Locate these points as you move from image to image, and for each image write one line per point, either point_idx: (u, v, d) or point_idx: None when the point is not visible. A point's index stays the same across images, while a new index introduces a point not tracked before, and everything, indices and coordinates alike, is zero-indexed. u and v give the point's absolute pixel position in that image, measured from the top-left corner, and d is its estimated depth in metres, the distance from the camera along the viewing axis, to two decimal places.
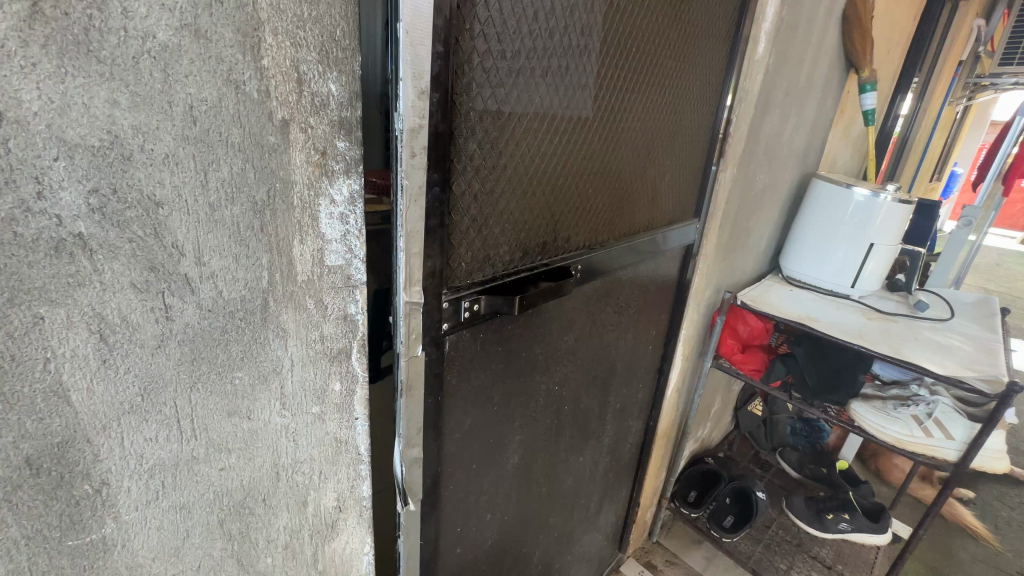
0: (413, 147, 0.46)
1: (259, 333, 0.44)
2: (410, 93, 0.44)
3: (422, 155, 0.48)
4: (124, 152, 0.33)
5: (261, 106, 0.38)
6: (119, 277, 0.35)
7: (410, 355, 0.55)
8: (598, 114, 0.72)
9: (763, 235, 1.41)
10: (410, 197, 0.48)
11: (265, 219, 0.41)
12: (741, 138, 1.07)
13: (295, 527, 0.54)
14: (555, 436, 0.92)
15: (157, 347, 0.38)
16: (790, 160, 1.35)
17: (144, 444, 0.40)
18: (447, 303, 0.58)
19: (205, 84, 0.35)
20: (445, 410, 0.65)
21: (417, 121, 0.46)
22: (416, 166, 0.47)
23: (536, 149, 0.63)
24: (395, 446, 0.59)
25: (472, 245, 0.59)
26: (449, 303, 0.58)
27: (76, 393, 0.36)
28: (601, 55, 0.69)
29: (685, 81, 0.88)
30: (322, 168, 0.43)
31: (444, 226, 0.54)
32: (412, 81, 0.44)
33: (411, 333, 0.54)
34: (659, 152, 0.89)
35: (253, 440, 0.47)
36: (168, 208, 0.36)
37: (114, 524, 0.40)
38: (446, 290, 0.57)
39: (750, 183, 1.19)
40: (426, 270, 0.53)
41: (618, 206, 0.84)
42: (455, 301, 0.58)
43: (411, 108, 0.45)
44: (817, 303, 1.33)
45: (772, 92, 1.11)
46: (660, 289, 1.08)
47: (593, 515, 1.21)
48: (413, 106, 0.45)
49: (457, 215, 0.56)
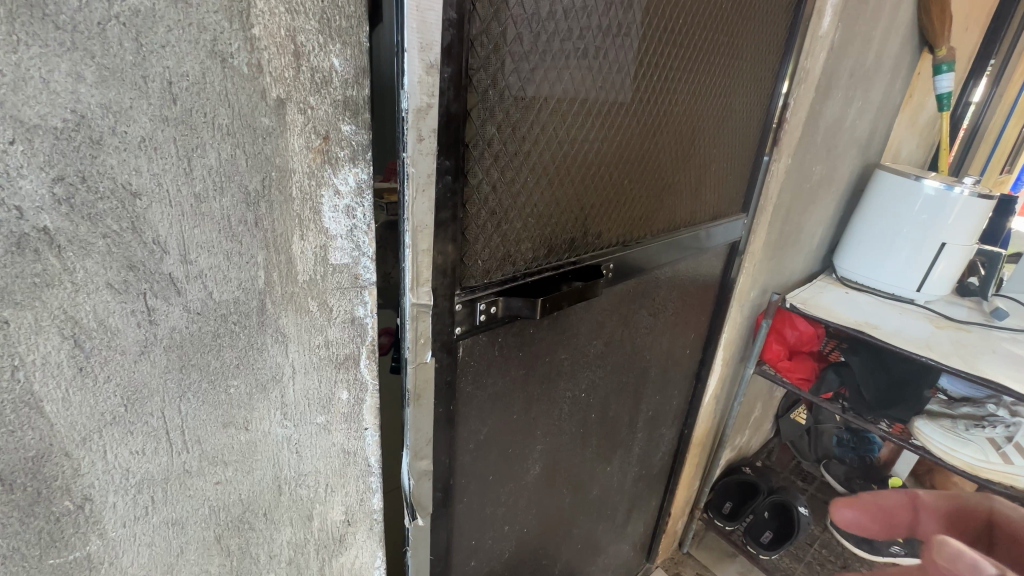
0: (421, 129, 0.41)
1: (256, 337, 0.40)
2: (417, 67, 0.39)
3: (433, 139, 0.43)
4: (93, 135, 0.29)
5: (253, 83, 0.33)
6: (93, 277, 0.31)
7: (420, 362, 0.50)
8: (639, 95, 0.65)
9: (817, 231, 1.29)
10: (419, 187, 0.43)
11: (260, 212, 0.36)
12: (798, 124, 0.97)
13: (299, 542, 0.50)
14: (581, 445, 0.87)
15: (140, 354, 0.34)
16: (851, 149, 1.23)
17: (130, 457, 0.37)
18: (460, 305, 0.52)
19: (185, 56, 0.30)
20: (460, 419, 0.60)
21: (425, 100, 0.41)
22: (424, 152, 0.42)
23: (566, 134, 0.57)
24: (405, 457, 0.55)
25: (490, 241, 0.54)
26: (462, 305, 0.52)
27: (50, 404, 0.32)
28: (644, 29, 0.61)
29: (738, 61, 0.79)
30: (324, 154, 0.38)
31: (457, 220, 0.48)
32: (419, 52, 0.39)
33: (420, 338, 0.49)
34: (705, 139, 0.80)
35: (252, 453, 0.43)
36: (146, 199, 0.31)
37: (100, 541, 0.37)
38: (459, 290, 0.52)
39: (805, 174, 1.08)
40: (437, 269, 0.48)
41: (657, 199, 0.76)
42: (470, 303, 0.53)
43: (418, 85, 0.40)
44: (877, 308, 1.21)
45: (836, 73, 1.00)
46: (701, 289, 1.00)
47: (621, 525, 1.14)
48: (421, 83, 0.40)
49: (473, 207, 0.50)
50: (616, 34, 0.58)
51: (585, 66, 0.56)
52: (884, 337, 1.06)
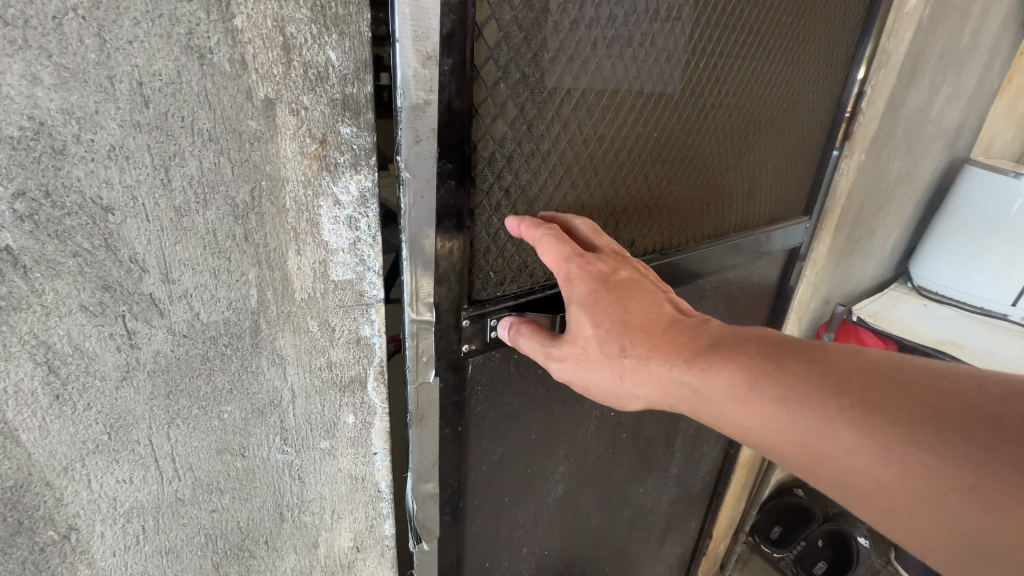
0: (418, 130, 0.36)
1: (250, 360, 0.36)
2: (411, 60, 0.34)
3: (432, 139, 0.37)
4: (55, 144, 0.26)
5: (236, 81, 0.29)
6: (65, 299, 0.28)
7: (421, 382, 0.46)
8: (685, 85, 0.57)
9: (890, 235, 1.15)
10: (418, 193, 0.38)
11: (250, 226, 0.33)
12: (874, 116, 0.85)
13: (304, 569, 0.48)
14: (611, 466, 0.80)
15: (123, 380, 0.32)
16: (936, 143, 1.08)
17: (117, 486, 0.34)
18: (468, 320, 0.47)
19: (157, 53, 0.27)
20: (473, 441, 0.56)
21: (423, 97, 0.36)
22: (424, 154, 0.37)
23: (595, 131, 0.51)
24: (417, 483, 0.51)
25: (504, 250, 0.49)
26: (470, 320, 0.47)
27: (27, 433, 0.30)
28: (695, 9, 0.53)
29: (804, 46, 0.69)
30: (321, 160, 0.34)
31: (462, 230, 0.43)
32: (414, 43, 0.34)
33: (422, 356, 0.45)
34: (762, 133, 0.71)
35: (250, 480, 0.40)
36: (120, 213, 0.28)
37: (88, 570, 0.36)
38: (467, 305, 0.47)
39: (880, 171, 0.96)
40: (440, 285, 0.43)
41: (702, 200, 0.68)
42: (479, 318, 0.48)
43: (413, 79, 0.35)
44: (962, 325, 1.08)
45: (923, 56, 0.87)
46: (753, 300, 0.90)
47: (655, 547, 1.07)
48: (417, 77, 0.35)
49: (484, 214, 0.45)
50: (659, 19, 0.51)
51: (621, 55, 0.49)
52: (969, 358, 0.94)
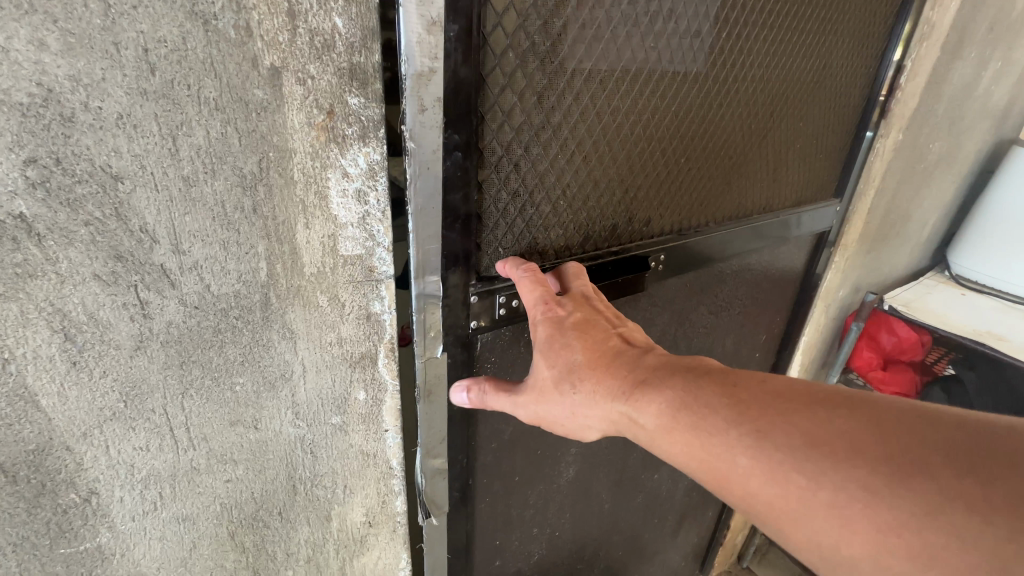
0: (423, 97, 0.35)
1: (260, 333, 0.37)
2: (416, 24, 0.33)
3: (438, 109, 0.36)
4: (64, 112, 0.26)
5: (241, 48, 0.29)
6: (79, 268, 0.29)
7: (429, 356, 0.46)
8: (708, 57, 0.54)
9: (926, 220, 1.09)
10: (423, 164, 0.37)
11: (258, 198, 0.33)
12: (913, 92, 0.80)
13: (317, 541, 0.48)
14: (625, 451, 0.80)
15: (137, 348, 0.32)
16: (982, 122, 1.02)
17: (134, 453, 0.35)
18: (476, 297, 0.46)
19: (162, 19, 0.26)
20: (477, 418, 0.55)
21: (427, 64, 0.35)
22: (429, 125, 0.36)
23: (609, 104, 0.49)
24: (428, 461, 0.52)
25: (512, 229, 0.48)
26: (479, 297, 0.47)
27: (46, 398, 0.31)
28: None
29: (837, 17, 0.66)
30: (327, 131, 0.33)
31: (469, 204, 0.42)
32: (417, 7, 0.33)
33: (429, 331, 0.44)
34: (790, 109, 0.68)
35: (263, 452, 0.41)
36: (130, 182, 0.29)
37: (109, 533, 0.37)
38: (475, 281, 0.46)
39: (918, 152, 0.91)
40: (445, 264, 0.43)
41: (722, 180, 0.65)
42: (488, 294, 0.47)
43: (418, 46, 0.34)
44: (1004, 316, 1.02)
45: (970, 27, 0.81)
46: (777, 286, 0.87)
47: (672, 535, 1.06)
48: (421, 43, 0.34)
49: (491, 189, 0.44)
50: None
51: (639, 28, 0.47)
52: (1009, 350, 0.90)
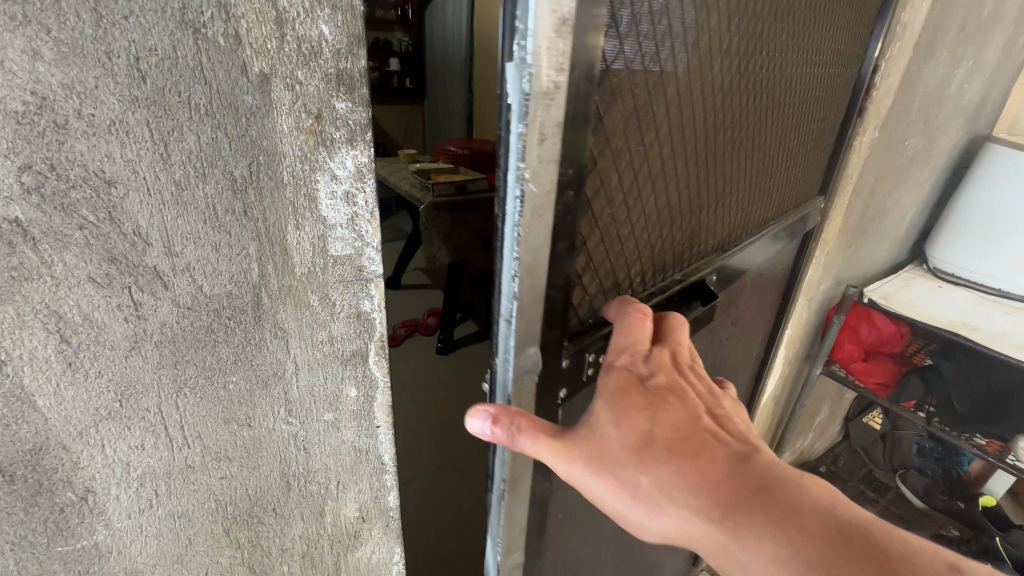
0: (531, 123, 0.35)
1: (253, 333, 0.38)
2: (545, 34, 0.32)
3: (555, 137, 0.36)
4: (57, 119, 0.27)
5: (231, 55, 0.30)
6: (74, 271, 0.30)
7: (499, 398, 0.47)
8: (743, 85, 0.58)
9: (905, 215, 1.13)
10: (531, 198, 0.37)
11: (248, 200, 0.34)
12: (889, 91, 0.83)
13: (312, 536, 0.49)
14: None
15: (132, 349, 0.33)
16: (957, 119, 1.05)
17: (130, 451, 0.36)
18: (570, 357, 0.48)
19: (152, 28, 0.27)
20: None
21: (551, 83, 0.34)
22: (546, 157, 0.36)
23: (671, 137, 0.51)
24: None
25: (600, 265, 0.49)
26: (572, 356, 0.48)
27: (42, 398, 0.32)
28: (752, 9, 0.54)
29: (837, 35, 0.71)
30: (316, 135, 0.34)
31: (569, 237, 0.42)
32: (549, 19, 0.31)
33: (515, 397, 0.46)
34: (801, 122, 0.73)
35: (256, 449, 0.42)
36: (123, 187, 0.29)
37: (105, 531, 0.38)
38: (570, 341, 0.48)
39: (894, 148, 0.93)
40: (546, 302, 0.42)
41: (751, 194, 0.69)
42: (577, 354, 0.49)
43: (545, 62, 0.33)
44: (980, 307, 1.05)
45: (943, 28, 0.84)
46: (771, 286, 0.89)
47: None
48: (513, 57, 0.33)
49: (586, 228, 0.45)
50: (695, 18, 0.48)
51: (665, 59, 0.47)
52: (983, 341, 0.92)
